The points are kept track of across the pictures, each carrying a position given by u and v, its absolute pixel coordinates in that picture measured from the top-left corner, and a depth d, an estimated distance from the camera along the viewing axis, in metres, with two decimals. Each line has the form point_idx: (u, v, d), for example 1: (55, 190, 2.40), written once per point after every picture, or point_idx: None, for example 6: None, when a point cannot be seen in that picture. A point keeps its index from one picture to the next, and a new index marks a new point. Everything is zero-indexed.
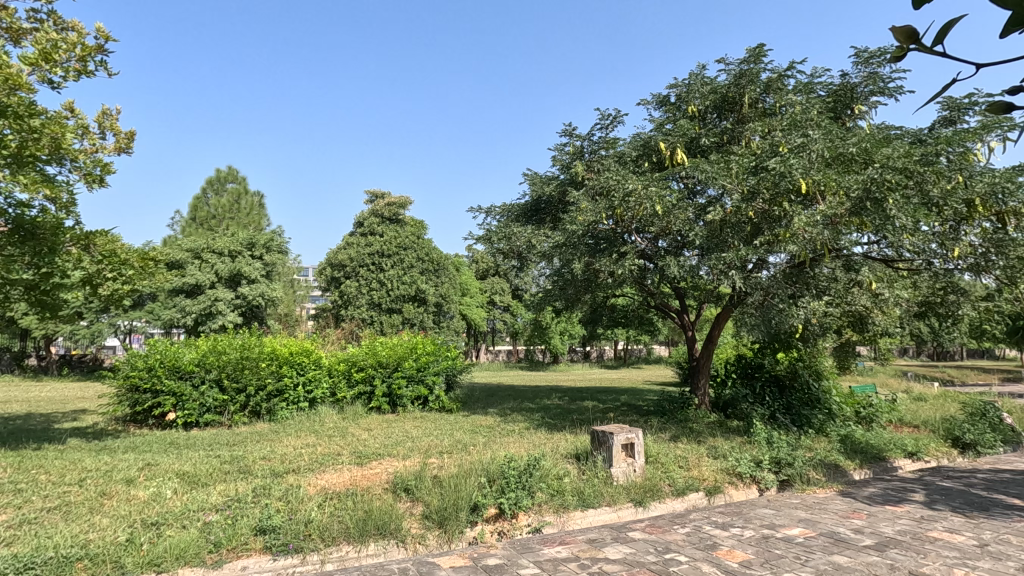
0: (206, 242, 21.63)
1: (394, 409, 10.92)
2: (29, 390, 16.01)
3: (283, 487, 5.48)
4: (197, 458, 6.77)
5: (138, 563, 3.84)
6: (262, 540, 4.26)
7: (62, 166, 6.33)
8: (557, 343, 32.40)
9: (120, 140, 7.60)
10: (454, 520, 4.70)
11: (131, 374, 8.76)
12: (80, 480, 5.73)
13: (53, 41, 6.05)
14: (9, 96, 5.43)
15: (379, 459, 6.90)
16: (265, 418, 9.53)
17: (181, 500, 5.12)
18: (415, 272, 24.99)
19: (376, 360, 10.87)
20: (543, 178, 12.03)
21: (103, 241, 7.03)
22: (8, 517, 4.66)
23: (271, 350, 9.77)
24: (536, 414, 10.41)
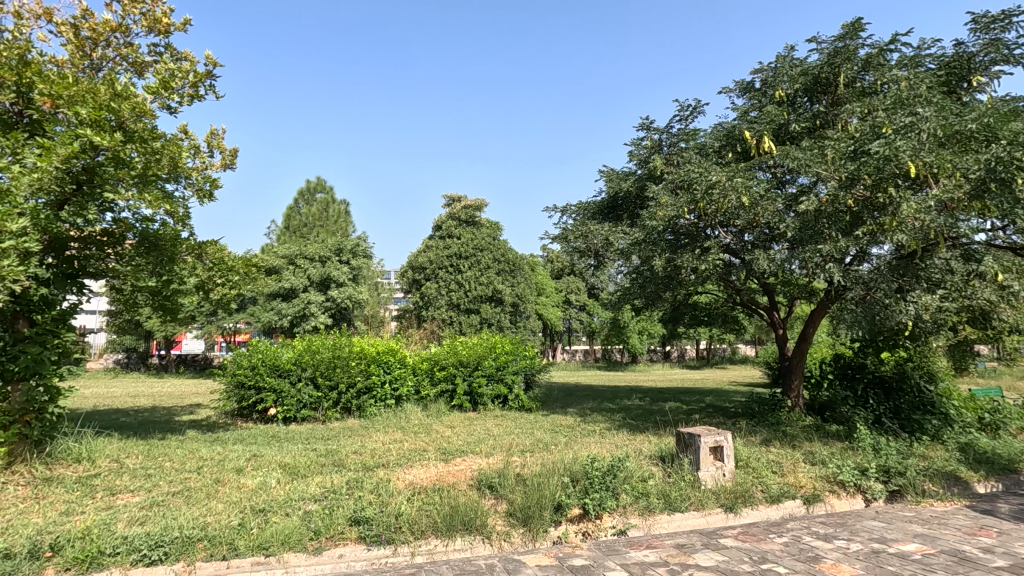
0: (299, 249, 23.08)
1: (475, 408, 11.16)
2: (139, 390, 15.94)
3: (375, 481, 5.74)
4: (297, 451, 7.27)
5: (250, 546, 4.16)
6: (357, 530, 4.48)
7: (178, 183, 6.97)
8: (636, 343, 31.74)
9: (225, 157, 8.28)
10: (538, 518, 4.71)
11: (238, 372, 9.54)
12: (198, 468, 6.32)
13: (171, 71, 6.67)
14: (136, 123, 6.10)
15: (463, 456, 7.07)
16: (355, 414, 10.04)
17: (284, 489, 5.52)
18: (491, 273, 25.37)
19: (457, 359, 11.14)
20: (620, 174, 11.82)
21: (214, 249, 7.73)
22: (141, 499, 5.21)
23: (359, 350, 10.29)
24: (616, 415, 10.24)
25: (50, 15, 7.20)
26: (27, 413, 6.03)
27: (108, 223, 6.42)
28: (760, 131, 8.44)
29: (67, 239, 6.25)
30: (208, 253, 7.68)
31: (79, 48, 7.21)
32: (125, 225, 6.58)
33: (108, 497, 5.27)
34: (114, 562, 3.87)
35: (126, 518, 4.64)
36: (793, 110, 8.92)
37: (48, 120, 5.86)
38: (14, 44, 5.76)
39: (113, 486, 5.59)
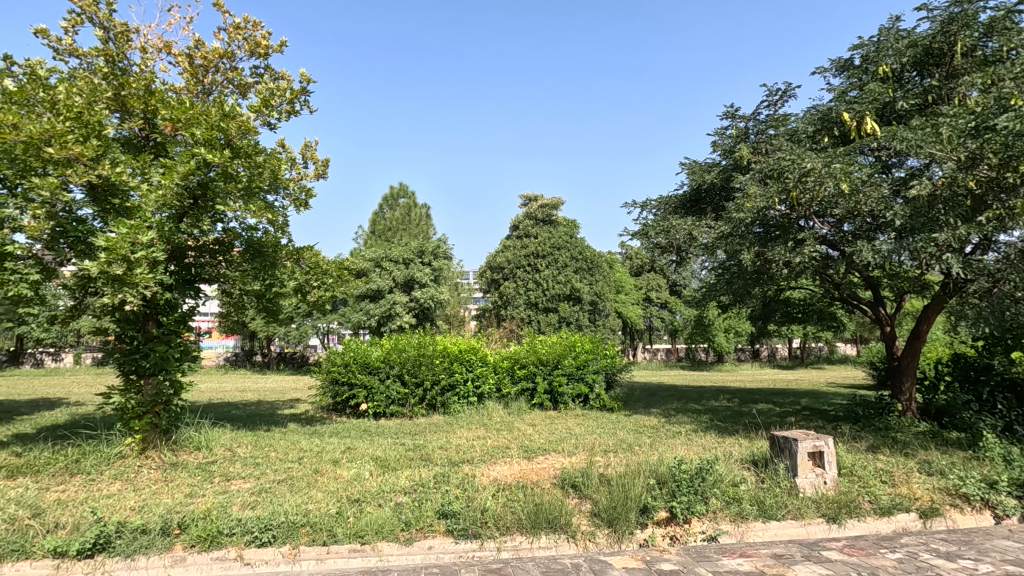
0: (385, 252, 24.16)
1: (556, 406, 11.15)
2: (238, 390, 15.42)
3: (461, 476, 5.90)
4: (386, 445, 7.62)
5: (347, 534, 4.41)
6: (445, 524, 4.63)
7: (278, 194, 7.52)
8: (722, 342, 30.36)
9: (318, 167, 8.83)
10: (623, 519, 4.63)
11: (332, 369, 10.15)
12: (300, 458, 6.79)
13: (271, 90, 7.20)
14: (242, 139, 6.65)
15: (545, 454, 7.09)
16: (440, 410, 10.36)
17: (376, 481, 5.80)
18: (569, 271, 25.26)
19: (537, 357, 11.18)
20: (702, 165, 11.36)
21: (310, 255, 8.27)
22: (252, 486, 5.69)
23: (443, 348, 10.61)
24: (703, 416, 9.86)
25: (169, 48, 8.00)
26: (156, 404, 6.76)
27: (219, 233, 7.00)
28: (861, 112, 7.79)
29: (185, 247, 6.90)
30: (305, 258, 8.21)
31: (193, 75, 7.95)
32: (233, 235, 7.16)
33: (224, 482, 5.79)
34: (230, 541, 4.26)
35: (239, 502, 5.09)
36: (900, 87, 8.16)
37: (170, 142, 6.53)
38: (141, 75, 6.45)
39: (227, 472, 6.14)
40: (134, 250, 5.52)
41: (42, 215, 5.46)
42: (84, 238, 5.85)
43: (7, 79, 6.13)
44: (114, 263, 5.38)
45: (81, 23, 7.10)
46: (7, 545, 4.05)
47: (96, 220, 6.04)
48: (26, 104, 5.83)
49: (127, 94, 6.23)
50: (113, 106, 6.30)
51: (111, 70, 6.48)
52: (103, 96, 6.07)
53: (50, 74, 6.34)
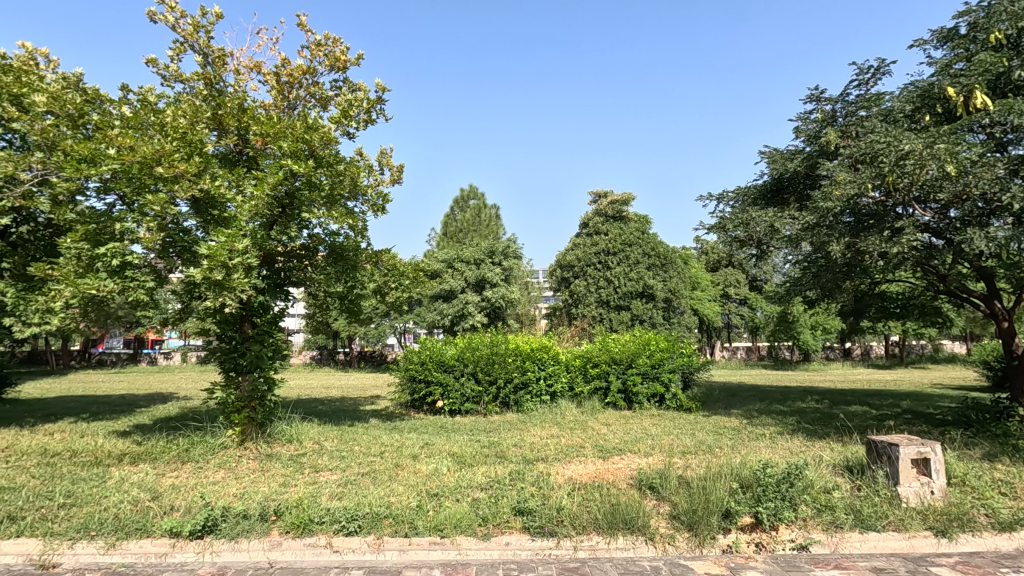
0: (457, 253, 24.72)
1: (630, 406, 10.95)
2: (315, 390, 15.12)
3: (536, 474, 5.92)
4: (462, 441, 7.79)
5: (428, 527, 4.55)
6: (521, 521, 4.66)
7: (357, 200, 7.88)
8: (809, 339, 28.57)
9: (394, 173, 9.16)
10: (705, 524, 4.46)
11: (410, 367, 10.51)
12: (381, 453, 7.10)
13: (349, 101, 7.57)
14: (325, 150, 7.03)
15: (621, 454, 6.97)
16: (513, 408, 10.46)
17: (453, 476, 5.95)
18: (641, 268, 24.70)
19: (610, 356, 11.01)
20: (784, 153, 10.75)
21: (387, 257, 8.61)
22: (338, 477, 6.01)
23: (515, 346, 10.72)
24: (789, 418, 9.33)
25: (258, 67, 8.59)
26: (253, 400, 7.29)
27: (305, 239, 7.45)
28: (969, 86, 7.07)
29: (275, 253, 7.40)
30: (383, 261, 8.56)
31: (280, 92, 8.49)
32: (317, 240, 7.59)
33: (313, 473, 6.16)
34: (321, 529, 4.52)
35: (328, 492, 5.40)
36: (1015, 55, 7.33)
37: (261, 156, 7.02)
38: (235, 95, 6.97)
39: (316, 464, 6.53)
40: (231, 257, 5.97)
41: (154, 228, 6.03)
42: (189, 247, 6.41)
43: (125, 106, 6.82)
44: (215, 269, 5.86)
45: (184, 50, 7.77)
46: (132, 524, 4.52)
47: (199, 230, 6.58)
48: (141, 127, 6.45)
49: (224, 113, 6.76)
50: (212, 125, 6.85)
51: (210, 93, 7.05)
52: (204, 117, 6.62)
53: (159, 99, 6.99)
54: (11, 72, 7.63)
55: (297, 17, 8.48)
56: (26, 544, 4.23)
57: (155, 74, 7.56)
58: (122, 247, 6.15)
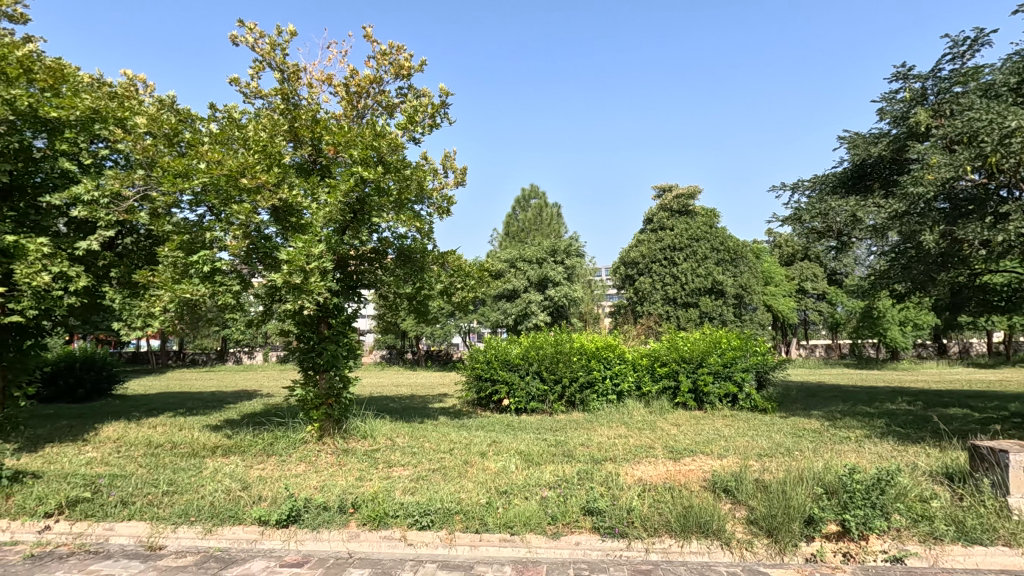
0: (519, 253, 24.89)
1: (701, 406, 10.60)
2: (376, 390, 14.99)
3: (605, 474, 5.86)
4: (529, 440, 7.83)
5: (498, 523, 4.61)
6: (591, 521, 4.63)
7: (424, 204, 8.09)
8: (896, 336, 26.58)
9: (458, 175, 9.33)
10: (786, 530, 4.25)
11: (476, 366, 10.68)
12: (450, 450, 7.26)
13: (415, 107, 7.78)
14: (393, 155, 7.26)
15: (692, 455, 6.76)
16: (579, 407, 10.41)
17: (521, 474, 5.99)
18: (709, 263, 23.86)
19: (679, 355, 10.70)
20: (867, 137, 10.05)
21: (453, 258, 8.79)
22: (410, 473, 6.21)
23: (580, 346, 10.64)
24: (877, 420, 8.74)
25: (329, 80, 9.00)
26: (329, 397, 7.64)
27: (375, 243, 7.74)
28: None
29: (348, 256, 7.74)
30: (449, 262, 8.75)
31: (350, 102, 8.85)
32: (387, 244, 7.86)
33: (387, 468, 6.39)
34: (396, 522, 4.68)
35: (401, 487, 5.58)
36: None
37: (333, 164, 7.35)
38: (309, 107, 7.35)
39: (389, 459, 6.77)
40: (309, 261, 6.30)
41: (239, 236, 6.46)
42: (270, 252, 6.82)
43: (212, 123, 7.35)
44: (294, 274, 6.20)
45: (262, 68, 8.26)
46: (225, 511, 4.86)
47: (278, 237, 6.98)
48: (226, 142, 6.93)
49: (299, 125, 7.14)
50: (289, 136, 7.24)
51: (286, 106, 7.47)
52: (281, 130, 7.02)
53: (242, 115, 7.48)
54: (116, 98, 8.41)
55: (363, 29, 8.80)
56: (136, 526, 4.65)
57: (238, 92, 8.09)
58: (212, 254, 6.63)
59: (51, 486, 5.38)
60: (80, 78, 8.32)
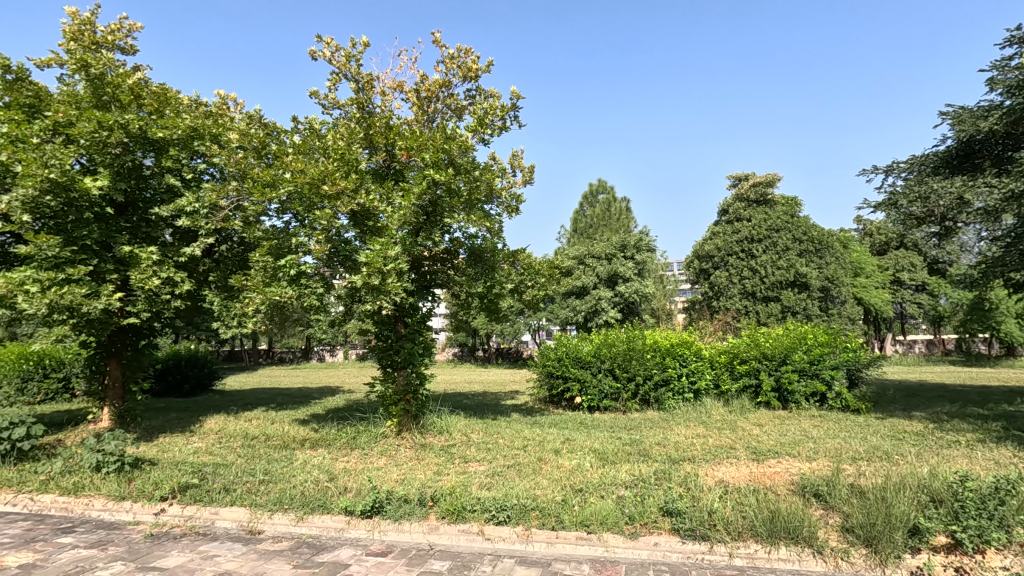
0: (588, 249, 24.69)
1: (785, 406, 10.04)
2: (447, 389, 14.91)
3: (683, 474, 5.69)
4: (603, 438, 7.74)
5: (574, 521, 4.60)
6: (670, 521, 4.50)
7: (493, 204, 8.19)
8: (1012, 330, 23.95)
9: (526, 174, 9.36)
10: (886, 539, 3.95)
11: (547, 363, 10.69)
12: (524, 446, 7.32)
13: (484, 109, 7.88)
14: (464, 157, 7.40)
15: (778, 457, 6.42)
16: (654, 406, 10.18)
17: (597, 473, 5.93)
18: (792, 255, 22.52)
19: (760, 352, 10.17)
20: (974, 111, 9.12)
21: (524, 256, 8.84)
22: (486, 468, 6.32)
23: (653, 343, 10.39)
24: (991, 424, 7.92)
25: (401, 87, 9.29)
26: (407, 393, 7.91)
27: (448, 243, 7.91)
28: None
29: (422, 257, 7.98)
30: (519, 260, 8.81)
31: (420, 107, 9.08)
32: (458, 244, 8.02)
33: (463, 463, 6.53)
34: (473, 516, 4.78)
35: (478, 482, 5.69)
36: None
37: (406, 169, 7.58)
38: (382, 114, 7.63)
39: (465, 455, 6.92)
40: (386, 263, 6.54)
41: (322, 240, 6.81)
42: (350, 255, 7.15)
43: (295, 135, 7.79)
44: (372, 275, 6.46)
45: (339, 80, 8.66)
46: (315, 501, 5.15)
47: (357, 240, 7.30)
48: (308, 152, 7.32)
49: (374, 132, 7.44)
50: (365, 143, 7.55)
51: (362, 115, 7.78)
52: (358, 136, 7.30)
53: (322, 126, 7.88)
54: (212, 116, 9.11)
55: (432, 35, 8.99)
56: (237, 512, 5.03)
57: (318, 104, 8.52)
58: (298, 258, 7.05)
59: (164, 473, 5.92)
60: (181, 100, 9.08)
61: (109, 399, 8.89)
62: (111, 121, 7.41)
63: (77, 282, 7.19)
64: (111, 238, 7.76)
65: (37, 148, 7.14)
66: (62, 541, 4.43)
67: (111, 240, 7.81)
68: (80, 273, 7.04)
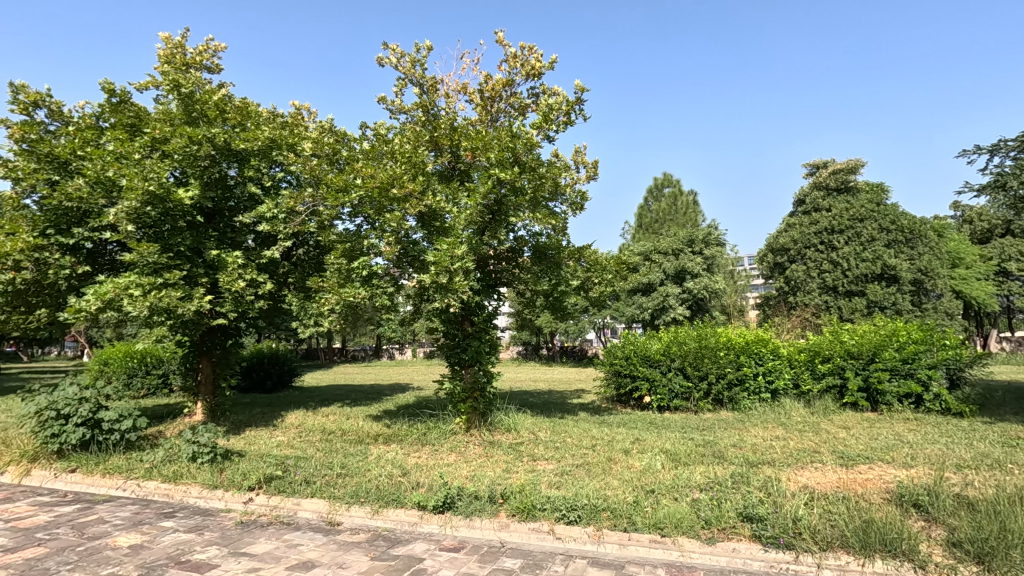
0: (653, 245, 24.12)
1: (875, 407, 9.35)
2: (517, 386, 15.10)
3: (763, 478, 5.39)
4: (674, 439, 7.50)
5: (647, 524, 4.46)
6: (750, 528, 4.27)
7: (558, 201, 8.15)
8: None
9: (590, 170, 9.24)
10: (1002, 557, 3.54)
11: (615, 361, 10.50)
12: (592, 446, 7.21)
13: (548, 105, 7.85)
14: (529, 155, 7.38)
15: (869, 463, 5.97)
16: (729, 406, 9.78)
17: (669, 473, 5.76)
18: (878, 245, 20.96)
19: (845, 350, 9.50)
20: None
21: (589, 253, 8.74)
22: (554, 467, 6.27)
23: (726, 340, 9.98)
24: None
25: (465, 88, 9.40)
26: (475, 391, 7.99)
27: (512, 242, 7.95)
28: None
29: (487, 256, 8.08)
30: (585, 257, 8.71)
31: (484, 107, 9.17)
32: (523, 242, 8.03)
33: (532, 462, 6.52)
34: (543, 515, 4.75)
35: (547, 481, 5.66)
36: None
37: (471, 169, 7.68)
38: (447, 116, 7.76)
39: (534, 453, 6.91)
40: (453, 262, 6.61)
41: (391, 242, 7.02)
42: (418, 255, 7.34)
43: (364, 142, 8.07)
44: (440, 275, 6.57)
45: (405, 85, 8.89)
46: (389, 495, 5.30)
47: (424, 241, 7.47)
48: (377, 157, 7.57)
49: (439, 134, 7.58)
50: (431, 146, 7.73)
51: (427, 118, 7.95)
52: (424, 139, 7.48)
53: (390, 130, 8.12)
54: (288, 127, 9.62)
55: (495, 35, 9.04)
56: (318, 503, 5.26)
57: (385, 110, 8.79)
58: (369, 259, 7.30)
59: (252, 464, 6.30)
60: (261, 113, 9.65)
61: (202, 394, 9.59)
62: (200, 136, 8.01)
63: (173, 286, 7.78)
64: (201, 244, 8.36)
65: (137, 163, 7.80)
66: (164, 525, 4.80)
67: (201, 246, 8.40)
68: (175, 277, 7.62)
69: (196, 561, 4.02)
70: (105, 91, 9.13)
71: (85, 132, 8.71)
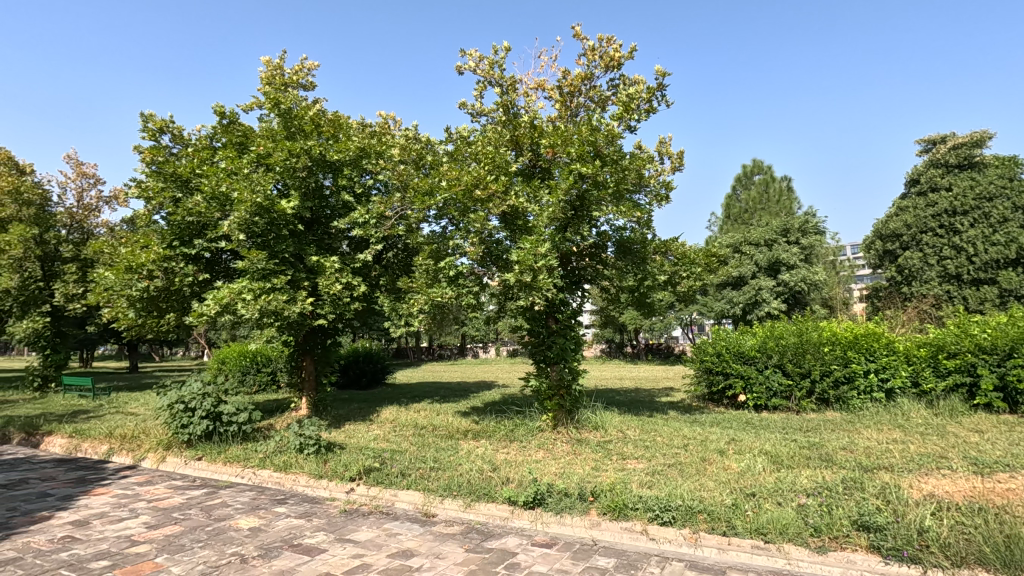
0: (743, 236, 22.89)
1: (1014, 409, 8.27)
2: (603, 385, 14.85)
3: (880, 485, 4.93)
4: (775, 440, 7.06)
5: (748, 528, 4.22)
6: (867, 538, 3.93)
7: (642, 193, 7.94)
8: None
9: (674, 160, 8.92)
10: None
11: (706, 358, 10.07)
12: (685, 445, 6.95)
13: (629, 95, 7.66)
14: (610, 147, 7.24)
15: (1009, 471, 5.29)
16: (835, 406, 9.09)
17: (771, 476, 5.43)
18: (1011, 227, 18.58)
19: (975, 344, 8.42)
20: None
21: (677, 246, 8.43)
22: (645, 466, 6.09)
23: (830, 334, 9.25)
24: None
25: (543, 85, 9.40)
26: (561, 388, 7.97)
27: (596, 237, 7.84)
28: None
29: (570, 252, 8.03)
30: (672, 250, 8.42)
31: (563, 103, 9.11)
32: (606, 237, 7.88)
33: (622, 461, 6.38)
34: (636, 515, 4.64)
35: (638, 480, 5.51)
36: None
37: (552, 165, 7.66)
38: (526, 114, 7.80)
39: (623, 452, 6.76)
40: (536, 260, 6.62)
41: (476, 241, 7.17)
42: (502, 254, 7.43)
43: (447, 145, 8.30)
44: (524, 272, 6.60)
45: (485, 87, 9.03)
46: (481, 489, 5.40)
47: (507, 239, 7.56)
48: (460, 159, 7.76)
49: (519, 133, 7.63)
50: (511, 145, 7.79)
51: (507, 118, 8.03)
52: (504, 139, 7.57)
53: (472, 133, 8.29)
54: (376, 136, 10.09)
55: (572, 29, 8.96)
56: (413, 495, 5.47)
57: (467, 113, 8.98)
58: (455, 259, 7.50)
59: (352, 456, 6.67)
60: (352, 124, 10.21)
61: (306, 390, 10.28)
62: (298, 149, 8.61)
63: (279, 290, 8.40)
64: (302, 250, 8.97)
65: (246, 177, 8.51)
66: (278, 510, 5.20)
67: (302, 252, 9.02)
68: (281, 281, 8.23)
69: (307, 545, 4.31)
70: (217, 115, 10.04)
71: (202, 152, 9.63)
